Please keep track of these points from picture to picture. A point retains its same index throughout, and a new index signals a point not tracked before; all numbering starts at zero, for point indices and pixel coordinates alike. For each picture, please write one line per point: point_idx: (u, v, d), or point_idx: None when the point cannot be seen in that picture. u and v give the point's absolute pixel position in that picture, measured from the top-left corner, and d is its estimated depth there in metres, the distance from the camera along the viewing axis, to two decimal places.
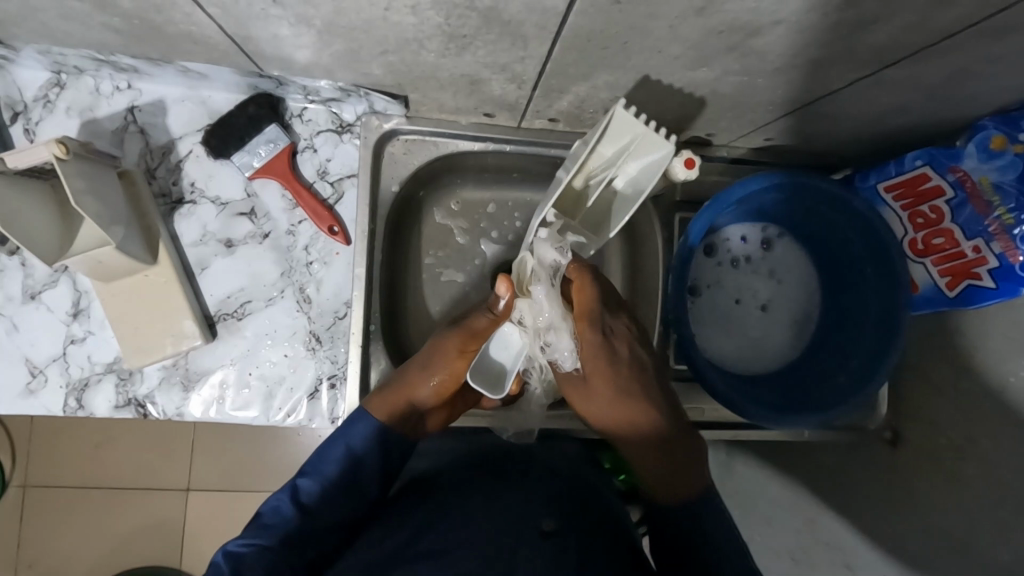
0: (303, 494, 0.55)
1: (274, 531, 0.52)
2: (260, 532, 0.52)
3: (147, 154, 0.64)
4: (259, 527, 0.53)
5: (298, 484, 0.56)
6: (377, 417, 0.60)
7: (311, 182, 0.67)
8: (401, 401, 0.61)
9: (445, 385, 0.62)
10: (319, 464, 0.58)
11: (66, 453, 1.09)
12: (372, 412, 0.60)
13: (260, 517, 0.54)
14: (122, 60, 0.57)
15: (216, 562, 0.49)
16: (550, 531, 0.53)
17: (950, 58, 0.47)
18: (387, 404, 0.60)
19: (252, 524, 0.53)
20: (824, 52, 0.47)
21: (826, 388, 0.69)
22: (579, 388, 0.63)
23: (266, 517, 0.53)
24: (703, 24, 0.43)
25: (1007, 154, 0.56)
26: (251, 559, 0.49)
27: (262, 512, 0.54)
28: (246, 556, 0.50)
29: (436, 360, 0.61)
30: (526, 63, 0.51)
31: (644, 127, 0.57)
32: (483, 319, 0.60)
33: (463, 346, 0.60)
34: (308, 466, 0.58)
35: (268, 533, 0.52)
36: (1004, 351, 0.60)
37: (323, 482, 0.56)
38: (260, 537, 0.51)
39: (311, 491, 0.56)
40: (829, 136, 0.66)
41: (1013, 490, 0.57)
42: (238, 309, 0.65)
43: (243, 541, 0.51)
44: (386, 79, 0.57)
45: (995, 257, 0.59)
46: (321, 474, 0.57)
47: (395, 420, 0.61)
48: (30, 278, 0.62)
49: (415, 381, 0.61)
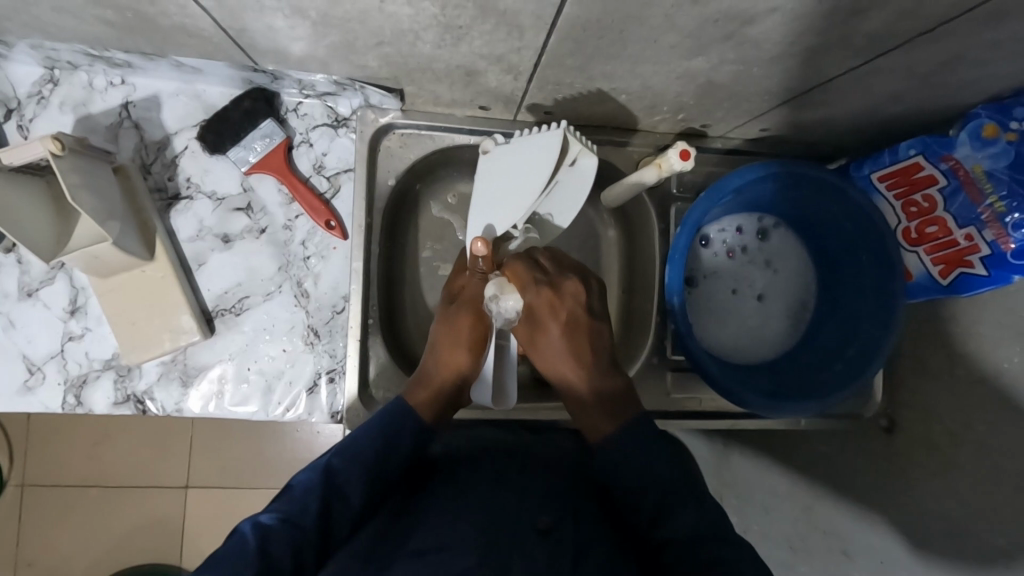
0: (337, 475, 0.55)
1: (301, 509, 0.52)
2: (286, 508, 0.52)
3: (142, 150, 0.63)
4: (286, 502, 0.52)
5: (333, 465, 0.55)
6: (416, 408, 0.61)
7: (307, 177, 0.67)
8: (434, 389, 0.63)
9: (477, 352, 0.64)
10: (351, 445, 0.57)
11: (64, 452, 1.09)
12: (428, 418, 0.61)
13: (287, 493, 0.53)
14: (116, 54, 0.57)
15: (242, 533, 0.49)
16: (547, 528, 0.53)
17: (942, 45, 0.47)
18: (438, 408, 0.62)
19: (279, 499, 0.53)
20: (818, 39, 0.47)
21: (823, 378, 0.70)
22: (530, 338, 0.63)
23: (294, 494, 0.53)
24: (698, 12, 0.43)
25: (999, 142, 0.57)
26: (277, 532, 0.49)
27: (292, 485, 0.54)
28: (269, 531, 0.49)
29: (461, 332, 0.63)
30: (521, 53, 0.51)
31: (581, 143, 0.59)
32: (477, 281, 0.64)
33: (475, 309, 0.63)
34: (347, 446, 0.57)
35: (292, 508, 0.52)
36: (999, 336, 0.60)
37: (353, 461, 0.56)
38: (287, 513, 0.51)
39: (343, 470, 0.55)
40: (822, 126, 0.66)
41: (1009, 473, 0.58)
42: (236, 305, 0.65)
43: (271, 515, 0.51)
44: (381, 71, 0.57)
45: (988, 245, 0.59)
46: (355, 457, 0.56)
47: (441, 411, 0.63)
48: (26, 276, 0.62)
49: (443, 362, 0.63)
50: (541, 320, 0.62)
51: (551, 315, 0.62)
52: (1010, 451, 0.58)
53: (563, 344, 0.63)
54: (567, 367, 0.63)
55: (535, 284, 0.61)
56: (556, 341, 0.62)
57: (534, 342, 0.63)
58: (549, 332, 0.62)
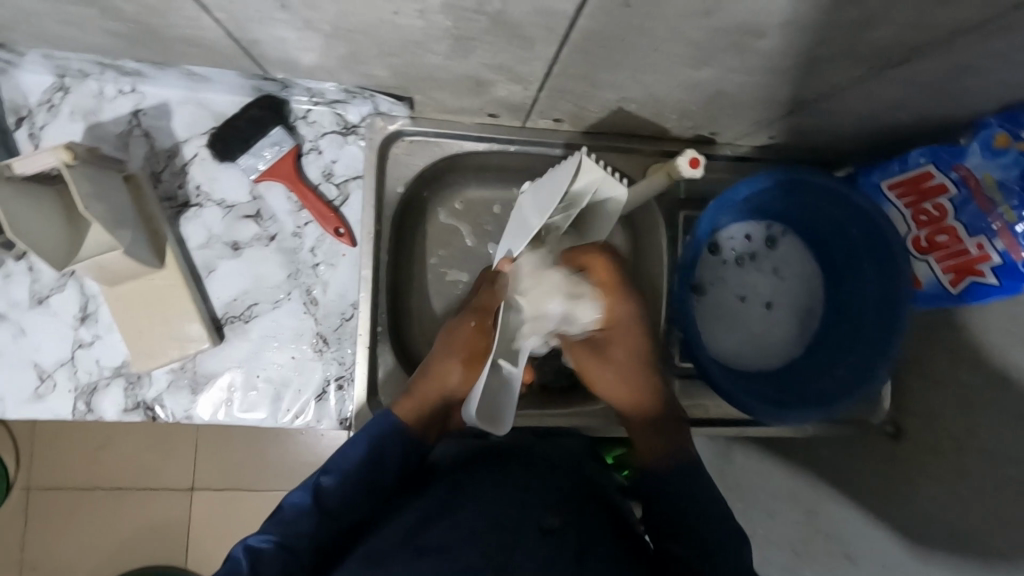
0: (325, 492, 0.57)
1: (290, 530, 0.54)
2: (278, 528, 0.54)
3: (152, 158, 0.64)
4: (278, 521, 0.55)
5: (320, 481, 0.57)
6: (403, 418, 0.61)
7: (316, 184, 0.67)
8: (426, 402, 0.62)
9: (473, 368, 0.62)
10: (339, 460, 0.58)
11: (71, 455, 1.09)
12: (403, 419, 0.61)
13: (279, 512, 0.56)
14: (127, 63, 0.57)
15: (236, 555, 0.52)
16: (553, 528, 0.53)
17: (953, 57, 0.47)
18: (417, 413, 0.61)
19: (271, 518, 0.55)
20: (828, 51, 0.47)
21: (832, 384, 0.69)
22: (587, 354, 0.61)
23: (284, 513, 0.55)
24: (709, 25, 0.43)
25: (1011, 151, 0.57)
26: (268, 553, 0.52)
27: (283, 506, 0.56)
28: (258, 548, 0.52)
29: (458, 340, 0.62)
30: (532, 64, 0.51)
31: (604, 171, 0.56)
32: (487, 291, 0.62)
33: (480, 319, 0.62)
34: (333, 462, 0.59)
35: (282, 527, 0.54)
36: (1005, 344, 0.60)
37: (340, 478, 0.57)
38: (277, 533, 0.53)
39: (332, 489, 0.57)
40: (830, 134, 0.66)
41: (1016, 482, 0.58)
42: (245, 312, 0.65)
43: (261, 536, 0.53)
44: (391, 80, 0.57)
45: (999, 254, 0.59)
46: (341, 470, 0.58)
47: (423, 422, 0.62)
48: (36, 283, 0.62)
49: (436, 375, 0.62)
50: (606, 339, 0.60)
51: (636, 328, 0.60)
52: (1016, 460, 0.58)
53: (636, 364, 0.61)
54: (636, 382, 0.61)
55: (625, 291, 0.59)
56: (628, 358, 0.60)
57: (596, 356, 0.61)
58: (622, 350, 0.60)
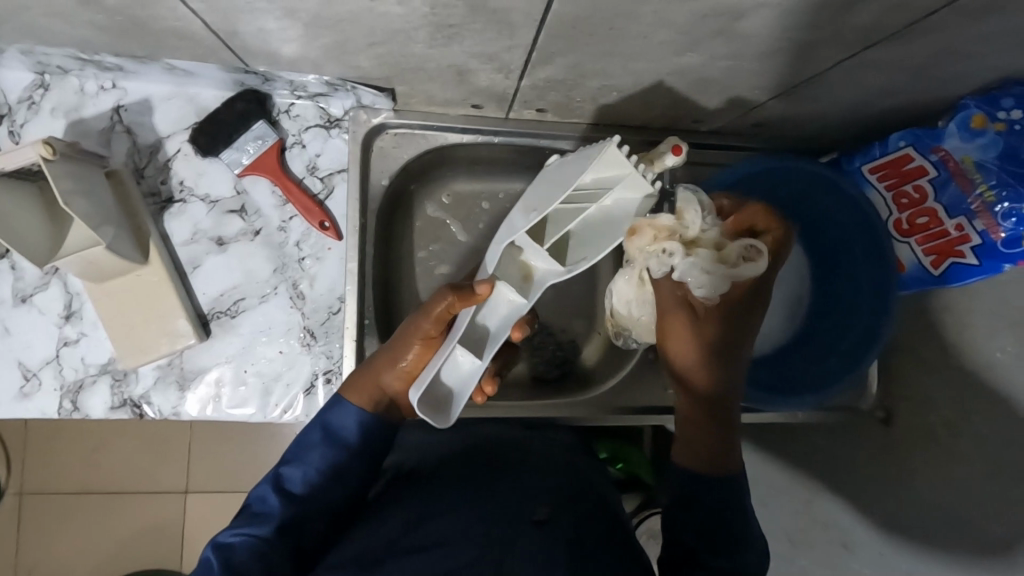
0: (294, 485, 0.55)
1: (261, 520, 0.52)
2: (252, 522, 0.52)
3: (135, 154, 0.63)
4: (249, 516, 0.53)
5: (285, 474, 0.55)
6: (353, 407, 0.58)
7: (301, 178, 0.67)
8: (372, 388, 0.59)
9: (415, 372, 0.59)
10: (302, 450, 0.57)
11: (61, 459, 1.08)
12: (348, 400, 0.59)
13: (249, 508, 0.54)
14: (106, 58, 0.57)
15: (207, 555, 0.49)
16: (542, 520, 0.53)
17: (929, 38, 0.47)
18: (359, 393, 0.59)
19: (241, 514, 0.53)
20: (807, 33, 0.47)
21: (816, 369, 0.70)
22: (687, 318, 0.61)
23: (254, 507, 0.53)
24: (688, 8, 0.43)
25: (988, 132, 0.57)
26: (240, 547, 0.50)
27: (252, 500, 0.54)
28: (236, 548, 0.50)
29: (406, 342, 0.59)
30: (513, 51, 0.51)
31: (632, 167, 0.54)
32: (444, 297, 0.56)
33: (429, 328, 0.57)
34: (297, 452, 0.57)
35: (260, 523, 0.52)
36: (992, 326, 0.61)
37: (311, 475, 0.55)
38: (252, 527, 0.51)
39: (300, 481, 0.55)
40: (812, 120, 0.66)
41: (1005, 463, 0.58)
42: (231, 308, 0.65)
43: (236, 531, 0.51)
44: (374, 71, 0.57)
45: (978, 235, 0.60)
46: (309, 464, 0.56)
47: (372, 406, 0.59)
48: (20, 281, 0.62)
49: (383, 366, 0.59)
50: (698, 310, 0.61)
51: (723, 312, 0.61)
52: (1006, 440, 0.58)
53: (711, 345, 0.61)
54: (702, 371, 0.60)
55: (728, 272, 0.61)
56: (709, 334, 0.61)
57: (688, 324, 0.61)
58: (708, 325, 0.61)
